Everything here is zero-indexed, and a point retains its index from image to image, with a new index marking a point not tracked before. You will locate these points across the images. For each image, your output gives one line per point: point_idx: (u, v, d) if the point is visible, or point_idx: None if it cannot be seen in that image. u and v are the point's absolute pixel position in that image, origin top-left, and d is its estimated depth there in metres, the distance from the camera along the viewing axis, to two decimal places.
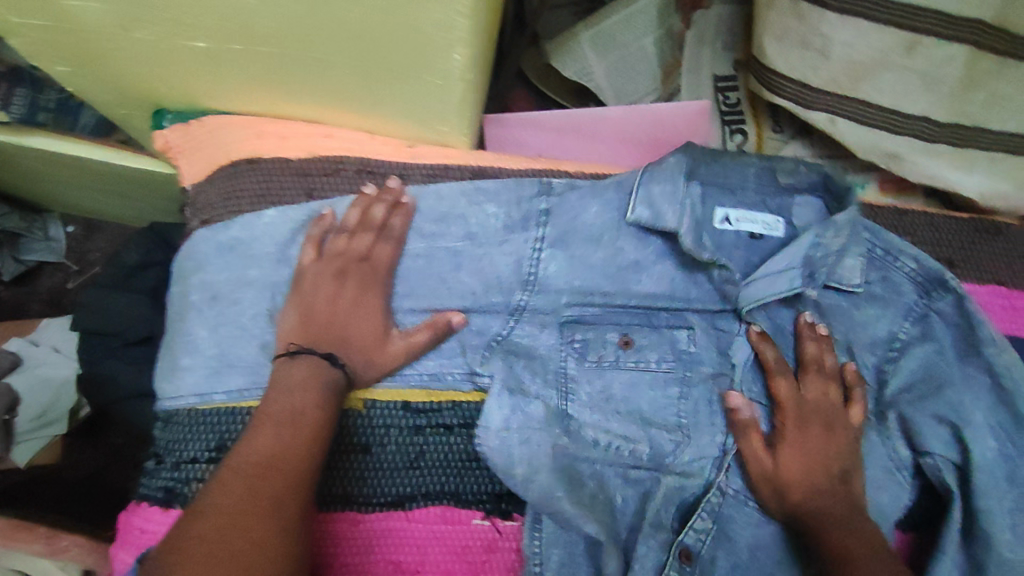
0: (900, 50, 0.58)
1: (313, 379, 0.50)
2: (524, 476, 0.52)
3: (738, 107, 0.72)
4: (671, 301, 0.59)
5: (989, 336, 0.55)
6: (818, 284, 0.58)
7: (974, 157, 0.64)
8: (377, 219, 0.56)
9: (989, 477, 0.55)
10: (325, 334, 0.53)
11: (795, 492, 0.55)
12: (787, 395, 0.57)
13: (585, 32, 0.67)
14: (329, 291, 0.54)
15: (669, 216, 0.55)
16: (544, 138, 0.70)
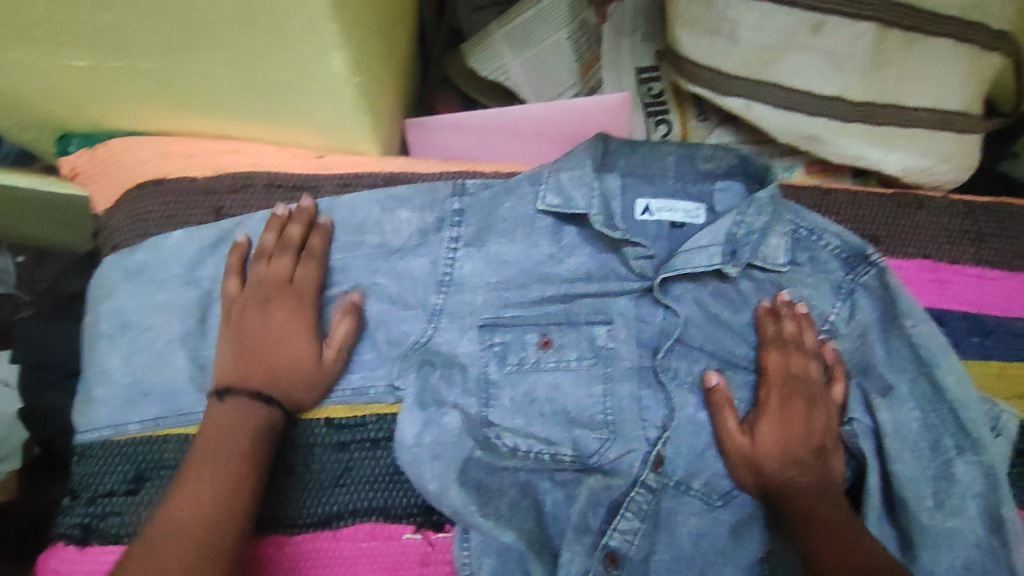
0: (807, 29, 0.59)
1: (246, 420, 0.49)
2: (435, 492, 0.51)
3: (661, 98, 0.72)
4: (590, 286, 0.60)
5: (908, 308, 0.56)
6: (743, 264, 0.58)
7: (891, 135, 0.65)
8: (295, 238, 0.55)
9: (911, 445, 0.55)
10: (252, 369, 0.50)
11: (772, 463, 0.55)
12: (777, 370, 0.58)
13: (498, 31, 0.66)
14: (255, 321, 0.52)
15: (579, 200, 0.58)
16: (466, 141, 0.69)
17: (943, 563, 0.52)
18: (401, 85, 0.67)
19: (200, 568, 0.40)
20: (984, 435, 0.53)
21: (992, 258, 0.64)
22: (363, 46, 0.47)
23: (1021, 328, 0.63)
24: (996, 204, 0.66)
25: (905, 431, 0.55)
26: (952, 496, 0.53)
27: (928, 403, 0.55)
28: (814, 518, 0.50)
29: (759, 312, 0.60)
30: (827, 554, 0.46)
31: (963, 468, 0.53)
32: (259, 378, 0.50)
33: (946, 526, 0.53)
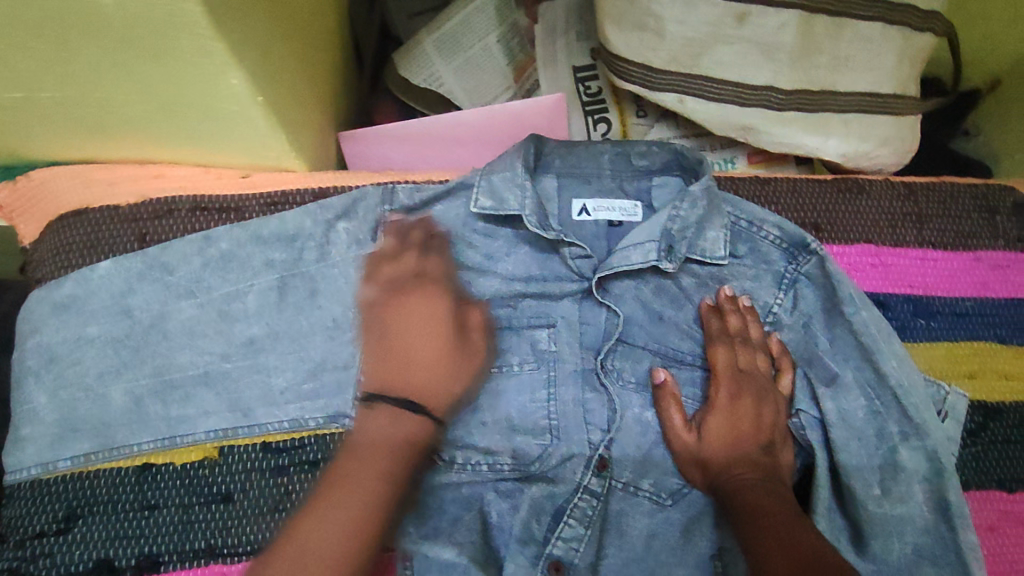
0: (731, 19, 0.58)
1: (394, 434, 0.48)
2: None
3: (600, 96, 0.71)
4: (529, 290, 0.60)
5: (847, 294, 0.55)
6: (679, 259, 0.58)
7: (828, 121, 0.64)
8: (418, 241, 0.56)
9: (858, 435, 0.54)
10: (400, 373, 0.51)
11: (721, 459, 0.54)
12: (727, 367, 0.57)
13: (428, 38, 0.67)
14: (405, 314, 0.53)
15: (511, 202, 0.56)
16: (404, 150, 0.69)
17: (895, 550, 0.53)
18: (332, 97, 0.66)
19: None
20: (928, 421, 0.52)
21: (934, 239, 0.64)
22: (268, 62, 0.46)
23: (965, 307, 0.63)
24: (937, 184, 0.65)
25: (853, 420, 0.55)
26: (898, 483, 0.53)
27: (874, 391, 0.55)
28: (758, 514, 0.49)
29: (722, 299, 0.59)
30: (771, 553, 0.45)
31: (906, 455, 0.53)
32: (421, 378, 0.51)
33: (894, 514, 0.53)
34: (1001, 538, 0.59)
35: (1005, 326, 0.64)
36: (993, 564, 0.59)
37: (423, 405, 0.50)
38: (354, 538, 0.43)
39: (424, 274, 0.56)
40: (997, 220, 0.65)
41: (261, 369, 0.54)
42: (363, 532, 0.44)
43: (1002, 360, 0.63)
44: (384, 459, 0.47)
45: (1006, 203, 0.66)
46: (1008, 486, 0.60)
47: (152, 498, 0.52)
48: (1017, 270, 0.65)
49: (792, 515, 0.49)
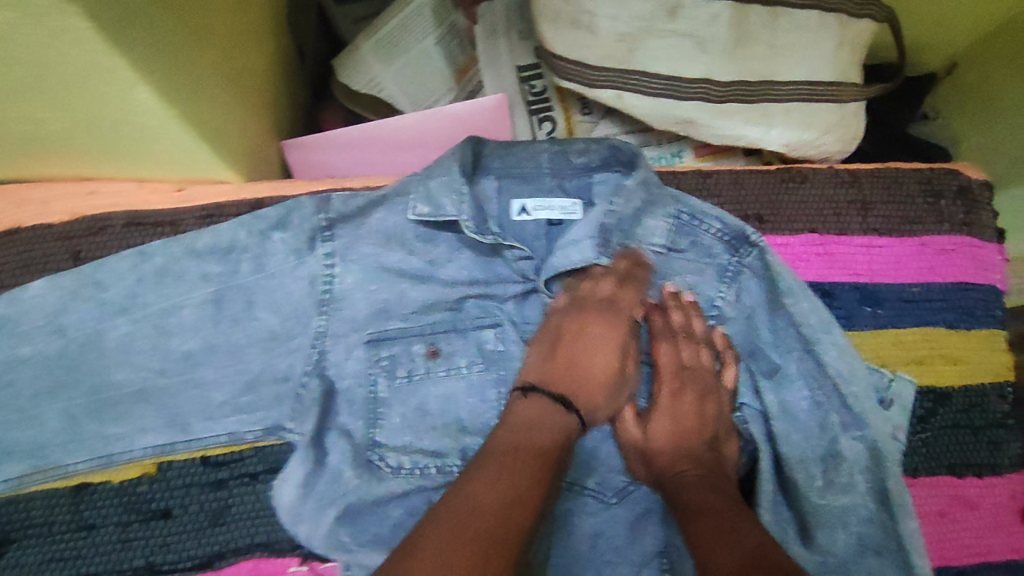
0: (663, 13, 0.58)
1: (552, 420, 0.52)
2: (306, 531, 0.53)
3: (545, 95, 0.70)
4: (472, 288, 0.58)
5: (788, 287, 0.55)
6: (614, 251, 0.58)
7: (769, 111, 0.63)
8: (621, 269, 0.59)
9: (800, 426, 0.55)
10: (562, 373, 0.55)
11: (664, 456, 0.55)
12: (669, 364, 0.58)
13: (366, 42, 0.66)
14: (589, 330, 0.57)
15: (448, 206, 0.55)
16: (345, 157, 0.68)
17: (839, 540, 0.53)
18: (270, 105, 0.65)
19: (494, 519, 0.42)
20: (867, 410, 0.52)
21: (879, 226, 0.63)
22: (176, 71, 0.44)
23: (913, 293, 0.63)
24: (883, 170, 0.65)
25: (797, 412, 0.55)
26: (840, 473, 0.53)
27: (815, 381, 0.54)
28: (699, 506, 0.49)
29: (667, 295, 0.59)
30: (708, 539, 0.45)
31: (848, 445, 0.53)
32: (570, 381, 0.55)
33: (836, 504, 0.53)
34: (951, 522, 0.60)
35: (953, 311, 0.63)
36: (942, 548, 0.59)
37: (568, 407, 0.53)
38: (529, 496, 0.45)
39: (619, 302, 0.58)
40: (942, 204, 0.65)
41: (198, 383, 0.54)
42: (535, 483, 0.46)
43: (949, 344, 0.63)
44: (544, 436, 0.50)
45: (951, 187, 0.65)
46: (958, 470, 0.61)
47: (91, 518, 0.54)
48: (965, 254, 0.64)
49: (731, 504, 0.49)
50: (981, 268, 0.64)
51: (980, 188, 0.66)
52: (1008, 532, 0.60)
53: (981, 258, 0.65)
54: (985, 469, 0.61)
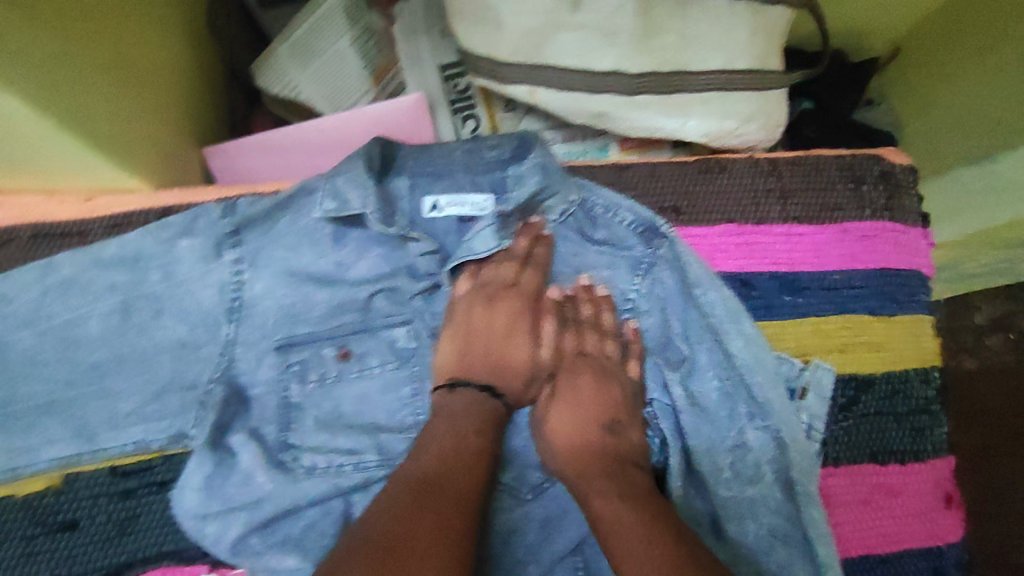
0: (566, 7, 0.56)
1: (476, 409, 0.52)
2: (214, 535, 0.51)
3: (468, 93, 0.69)
4: (387, 281, 0.58)
5: (697, 276, 0.56)
6: (514, 231, 0.57)
7: (685, 101, 0.62)
8: (522, 249, 0.57)
9: (710, 418, 0.55)
10: (477, 364, 0.54)
11: (568, 444, 0.52)
12: (570, 347, 0.57)
13: (280, 46, 0.65)
14: (492, 317, 0.55)
15: (354, 200, 0.54)
16: (265, 162, 0.68)
17: (750, 531, 0.53)
18: (188, 112, 0.65)
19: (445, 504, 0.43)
20: (771, 401, 0.54)
21: (799, 214, 0.63)
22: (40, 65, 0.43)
23: (833, 281, 0.62)
24: (804, 157, 0.64)
25: (708, 404, 0.55)
26: (746, 464, 0.54)
27: (723, 371, 0.55)
28: (611, 495, 0.47)
29: (580, 289, 0.58)
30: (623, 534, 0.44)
31: (752, 435, 0.54)
32: (487, 371, 0.54)
33: (744, 497, 0.54)
34: (871, 510, 0.60)
35: (874, 297, 0.63)
36: (862, 538, 0.59)
37: (493, 394, 0.53)
38: (474, 484, 0.46)
39: (523, 289, 0.56)
40: (863, 190, 0.64)
41: (107, 394, 0.54)
42: (475, 471, 0.47)
43: (871, 332, 0.63)
44: (473, 425, 0.50)
45: (872, 172, 0.65)
46: (879, 458, 0.61)
47: None
48: (885, 240, 0.64)
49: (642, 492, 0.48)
50: (902, 253, 0.64)
51: (904, 173, 0.65)
52: (928, 518, 0.61)
53: (903, 244, 0.64)
54: (906, 456, 0.61)
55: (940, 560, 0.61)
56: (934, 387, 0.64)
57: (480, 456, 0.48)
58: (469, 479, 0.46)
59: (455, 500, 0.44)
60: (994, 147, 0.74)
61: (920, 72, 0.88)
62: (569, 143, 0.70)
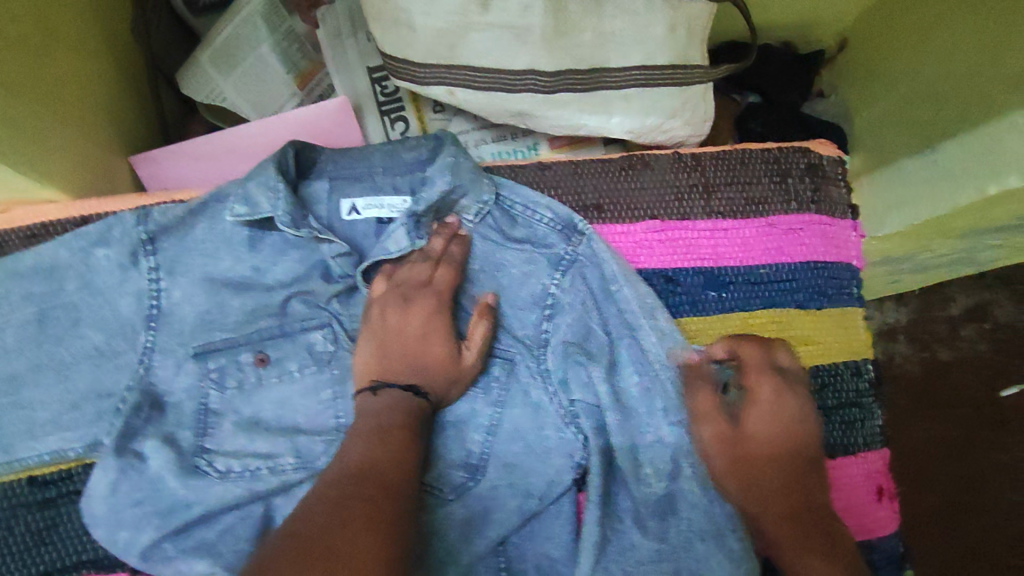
0: (475, 7, 0.56)
1: (400, 408, 0.51)
2: (126, 539, 0.51)
3: (396, 95, 0.69)
4: (300, 286, 0.57)
5: (613, 272, 0.57)
6: (429, 232, 0.57)
7: (606, 98, 0.62)
8: (438, 249, 0.56)
9: (632, 417, 0.56)
10: (396, 364, 0.53)
11: (755, 479, 0.53)
12: (767, 386, 0.55)
13: (203, 54, 0.66)
14: (404, 317, 0.54)
15: (264, 203, 0.54)
16: (194, 168, 0.67)
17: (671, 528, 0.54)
18: (113, 121, 0.65)
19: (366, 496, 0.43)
20: (684, 396, 0.55)
21: (724, 208, 0.62)
22: None
23: (760, 275, 0.62)
24: (729, 151, 0.63)
25: (626, 399, 0.56)
26: (658, 457, 0.55)
27: (641, 366, 0.56)
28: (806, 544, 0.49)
29: (482, 306, 0.56)
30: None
31: (666, 429, 0.55)
32: (404, 372, 0.53)
33: (663, 491, 0.55)
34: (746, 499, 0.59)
35: (803, 291, 0.63)
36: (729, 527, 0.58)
37: (415, 392, 0.52)
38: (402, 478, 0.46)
39: (438, 287, 0.55)
40: (789, 183, 0.63)
41: (23, 404, 0.54)
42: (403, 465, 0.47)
43: (798, 325, 0.62)
44: (399, 421, 0.50)
45: (799, 164, 0.64)
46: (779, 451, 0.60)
47: None
48: (813, 232, 0.63)
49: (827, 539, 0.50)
50: (831, 246, 0.64)
51: (831, 165, 0.64)
52: (863, 511, 0.61)
53: (832, 236, 0.64)
54: (837, 449, 0.61)
55: (873, 554, 0.60)
56: (866, 379, 0.64)
57: (406, 450, 0.48)
58: (396, 473, 0.46)
59: (381, 488, 0.44)
60: (931, 138, 0.74)
61: (868, 65, 0.89)
62: (499, 143, 0.70)
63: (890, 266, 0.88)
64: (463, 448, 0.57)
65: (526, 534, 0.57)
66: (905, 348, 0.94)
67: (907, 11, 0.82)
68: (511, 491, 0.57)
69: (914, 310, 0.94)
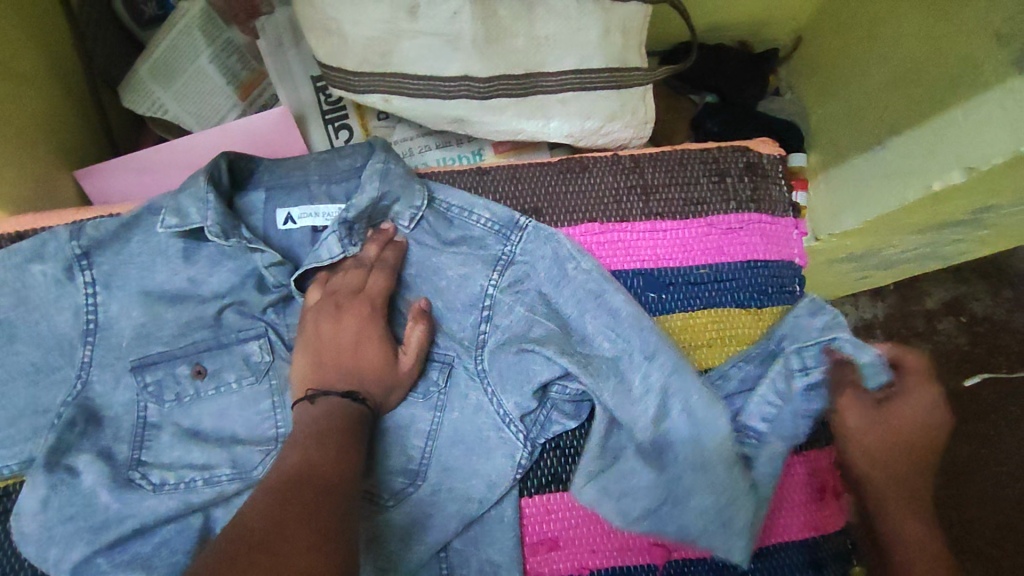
0: (403, 14, 0.56)
1: (341, 413, 0.50)
2: (58, 555, 0.51)
3: (340, 104, 0.70)
4: (234, 297, 0.58)
5: (569, 250, 0.59)
6: (364, 239, 0.57)
7: (543, 103, 0.62)
8: (372, 255, 0.57)
9: (606, 374, 0.57)
10: (331, 371, 0.52)
11: (887, 462, 0.55)
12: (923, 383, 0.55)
13: (142, 68, 0.68)
14: (336, 327, 0.54)
15: (194, 214, 0.54)
16: (136, 181, 0.67)
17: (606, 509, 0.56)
18: (58, 138, 0.66)
19: (301, 494, 0.42)
20: (649, 350, 0.57)
21: (662, 210, 0.63)
22: None
23: (699, 275, 0.62)
24: (667, 152, 0.64)
25: (596, 353, 0.58)
26: (642, 397, 0.57)
27: (614, 318, 0.58)
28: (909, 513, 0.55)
29: (414, 312, 0.56)
30: (914, 551, 0.54)
31: (642, 368, 0.57)
32: (339, 378, 0.52)
33: (595, 496, 0.56)
34: (586, 533, 0.58)
35: (743, 289, 0.63)
36: (552, 559, 0.58)
37: (352, 398, 0.51)
38: (343, 480, 0.44)
39: (370, 294, 0.56)
40: (728, 183, 0.64)
41: None
42: (341, 469, 0.45)
43: (738, 324, 0.63)
44: (340, 425, 0.49)
45: (737, 164, 0.64)
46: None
47: None
48: (752, 231, 0.64)
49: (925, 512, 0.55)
50: (772, 244, 0.64)
51: (770, 163, 0.64)
52: (803, 509, 0.61)
53: (772, 234, 0.64)
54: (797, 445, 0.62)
55: (817, 553, 0.61)
56: None
57: (345, 451, 0.47)
58: (337, 472, 0.45)
59: (319, 491, 0.42)
60: (878, 134, 0.73)
61: (822, 62, 0.89)
62: (443, 149, 0.70)
63: (858, 262, 0.87)
64: (404, 454, 0.57)
65: (468, 541, 0.58)
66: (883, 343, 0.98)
67: (857, 5, 0.80)
68: (450, 497, 0.57)
69: (891, 305, 0.99)
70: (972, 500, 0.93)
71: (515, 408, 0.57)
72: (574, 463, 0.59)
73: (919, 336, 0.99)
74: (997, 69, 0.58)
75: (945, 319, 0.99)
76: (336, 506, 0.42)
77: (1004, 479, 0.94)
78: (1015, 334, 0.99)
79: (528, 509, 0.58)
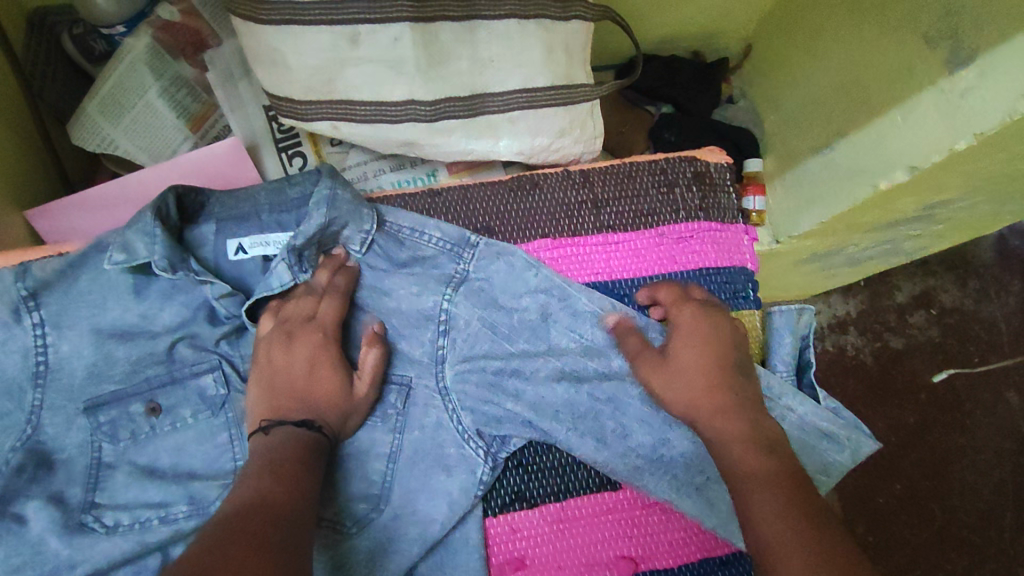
0: (345, 42, 0.56)
1: (295, 444, 0.49)
2: None
3: (293, 132, 0.70)
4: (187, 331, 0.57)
5: (524, 262, 0.60)
6: (315, 265, 0.57)
7: (492, 123, 0.63)
8: (322, 281, 0.56)
9: (563, 398, 0.58)
10: (286, 398, 0.52)
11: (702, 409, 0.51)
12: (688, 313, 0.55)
13: (91, 103, 0.68)
14: (288, 357, 0.53)
15: (142, 249, 0.53)
16: (87, 217, 0.66)
17: None
18: (8, 177, 0.65)
19: (251, 524, 0.41)
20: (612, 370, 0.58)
21: (613, 223, 0.63)
22: None
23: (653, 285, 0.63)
24: (617, 166, 0.65)
25: (624, 396, 0.58)
26: (592, 416, 0.58)
27: None
28: (747, 457, 0.48)
29: (367, 336, 0.56)
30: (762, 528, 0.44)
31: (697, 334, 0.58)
32: (294, 407, 0.51)
33: (554, 503, 0.58)
34: (553, 549, 0.58)
35: None
36: None
37: (309, 427, 0.51)
38: (294, 513, 0.43)
39: (323, 322, 0.55)
40: (676, 193, 0.65)
41: None
42: (292, 500, 0.44)
43: None
44: (295, 454, 0.48)
45: (685, 174, 0.65)
46: (580, 495, 0.59)
47: None
48: (702, 240, 0.65)
49: (783, 450, 0.48)
50: (723, 251, 0.65)
51: (717, 171, 0.66)
52: None
53: (723, 241, 0.65)
54: None
55: None
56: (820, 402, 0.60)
57: (296, 484, 0.46)
58: (292, 504, 0.44)
59: (269, 518, 0.42)
60: (827, 137, 0.74)
61: (773, 68, 0.90)
62: (397, 172, 0.71)
63: (821, 263, 0.88)
64: (365, 479, 0.57)
65: (434, 565, 0.58)
66: (856, 339, 0.99)
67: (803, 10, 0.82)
68: (413, 520, 0.57)
69: (863, 302, 1.00)
70: (954, 490, 0.94)
71: (475, 423, 0.58)
72: (537, 479, 0.59)
73: (892, 330, 1.00)
74: (929, 71, 0.59)
75: (915, 312, 1.00)
76: (286, 538, 0.41)
77: (982, 466, 0.95)
78: (983, 324, 1.01)
79: (492, 528, 0.58)
